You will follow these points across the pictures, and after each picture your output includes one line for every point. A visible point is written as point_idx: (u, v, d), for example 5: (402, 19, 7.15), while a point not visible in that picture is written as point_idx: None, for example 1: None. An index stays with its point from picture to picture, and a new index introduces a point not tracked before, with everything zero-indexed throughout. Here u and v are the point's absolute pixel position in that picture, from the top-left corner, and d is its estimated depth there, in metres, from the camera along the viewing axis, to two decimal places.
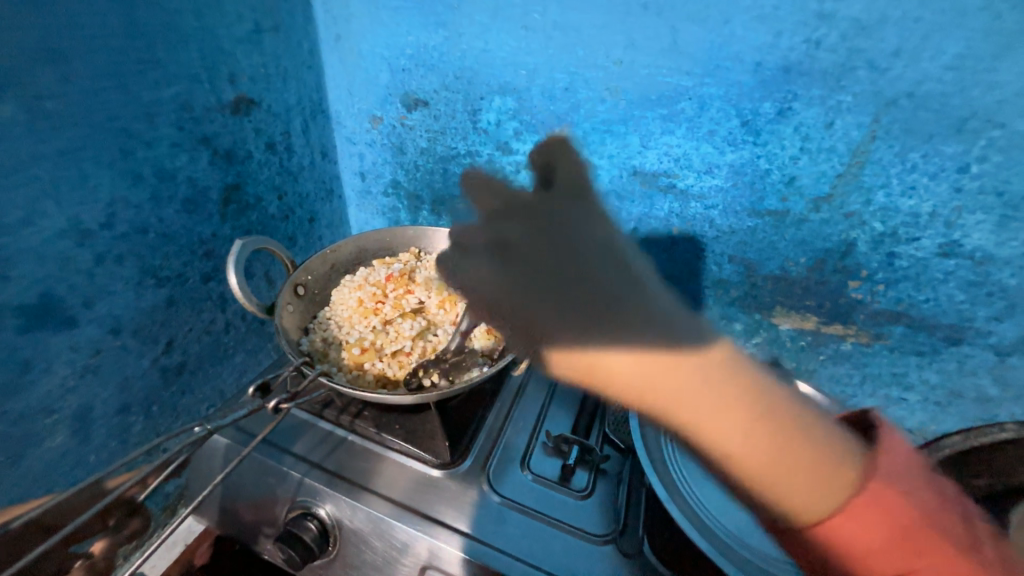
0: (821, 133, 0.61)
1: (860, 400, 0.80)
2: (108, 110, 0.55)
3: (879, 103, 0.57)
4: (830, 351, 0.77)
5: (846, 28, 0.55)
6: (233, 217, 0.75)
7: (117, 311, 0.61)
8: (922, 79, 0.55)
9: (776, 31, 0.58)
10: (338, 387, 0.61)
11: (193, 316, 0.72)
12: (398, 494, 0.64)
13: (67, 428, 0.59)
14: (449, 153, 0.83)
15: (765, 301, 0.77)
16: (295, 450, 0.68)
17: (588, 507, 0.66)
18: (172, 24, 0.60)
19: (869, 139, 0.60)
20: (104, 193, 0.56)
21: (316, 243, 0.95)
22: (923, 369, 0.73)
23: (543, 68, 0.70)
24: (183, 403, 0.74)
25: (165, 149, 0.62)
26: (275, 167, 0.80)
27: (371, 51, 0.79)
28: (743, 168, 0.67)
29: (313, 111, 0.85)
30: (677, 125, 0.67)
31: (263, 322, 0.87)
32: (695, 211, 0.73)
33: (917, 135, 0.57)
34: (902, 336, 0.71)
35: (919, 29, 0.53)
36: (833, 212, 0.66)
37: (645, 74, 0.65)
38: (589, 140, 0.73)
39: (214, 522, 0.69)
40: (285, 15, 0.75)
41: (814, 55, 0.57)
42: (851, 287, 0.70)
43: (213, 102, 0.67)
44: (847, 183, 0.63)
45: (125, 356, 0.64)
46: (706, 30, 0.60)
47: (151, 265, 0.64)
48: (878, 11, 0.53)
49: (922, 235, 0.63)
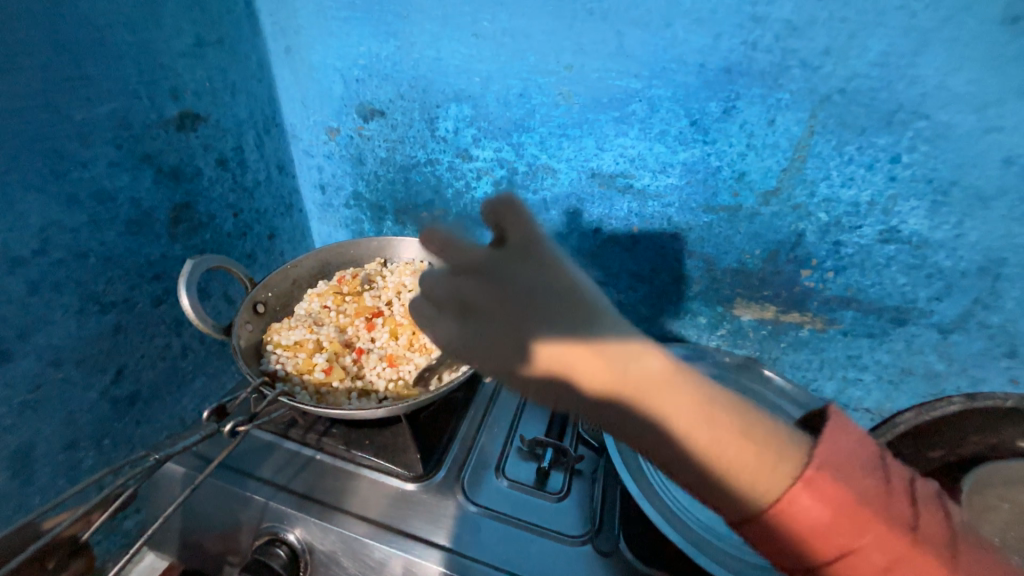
0: (765, 130, 0.64)
1: (821, 384, 0.83)
2: (35, 130, 0.52)
3: (814, 100, 0.60)
4: (790, 338, 0.80)
5: (779, 29, 0.58)
6: (185, 237, 0.72)
7: (57, 341, 0.58)
8: (851, 76, 0.58)
9: (715, 33, 0.60)
10: (302, 406, 0.60)
11: (145, 342, 0.69)
12: (372, 512, 0.62)
13: (6, 470, 0.56)
14: (409, 162, 0.83)
15: (726, 293, 0.80)
16: (261, 474, 0.66)
17: (565, 508, 0.66)
18: (103, 38, 0.57)
19: (808, 134, 0.62)
20: (35, 218, 0.54)
21: (278, 260, 0.92)
22: (875, 350, 0.76)
23: (496, 75, 0.71)
24: (138, 434, 0.70)
25: (103, 168, 0.59)
26: (228, 183, 0.78)
27: (322, 63, 0.77)
28: (696, 166, 0.69)
29: (267, 125, 0.83)
30: (630, 126, 0.69)
31: (224, 344, 0.84)
32: (653, 209, 0.75)
33: (851, 128, 0.61)
34: (854, 319, 0.74)
35: (845, 29, 0.56)
36: (781, 205, 0.68)
37: (595, 78, 0.67)
38: (547, 144, 0.74)
39: (177, 556, 0.66)
40: (230, 28, 0.73)
41: (752, 55, 0.60)
42: (804, 276, 0.73)
43: (154, 119, 0.64)
44: (792, 176, 0.66)
45: (69, 388, 0.60)
46: (650, 33, 0.62)
47: (93, 291, 0.61)
48: (807, 12, 0.56)
49: (863, 223, 0.66)
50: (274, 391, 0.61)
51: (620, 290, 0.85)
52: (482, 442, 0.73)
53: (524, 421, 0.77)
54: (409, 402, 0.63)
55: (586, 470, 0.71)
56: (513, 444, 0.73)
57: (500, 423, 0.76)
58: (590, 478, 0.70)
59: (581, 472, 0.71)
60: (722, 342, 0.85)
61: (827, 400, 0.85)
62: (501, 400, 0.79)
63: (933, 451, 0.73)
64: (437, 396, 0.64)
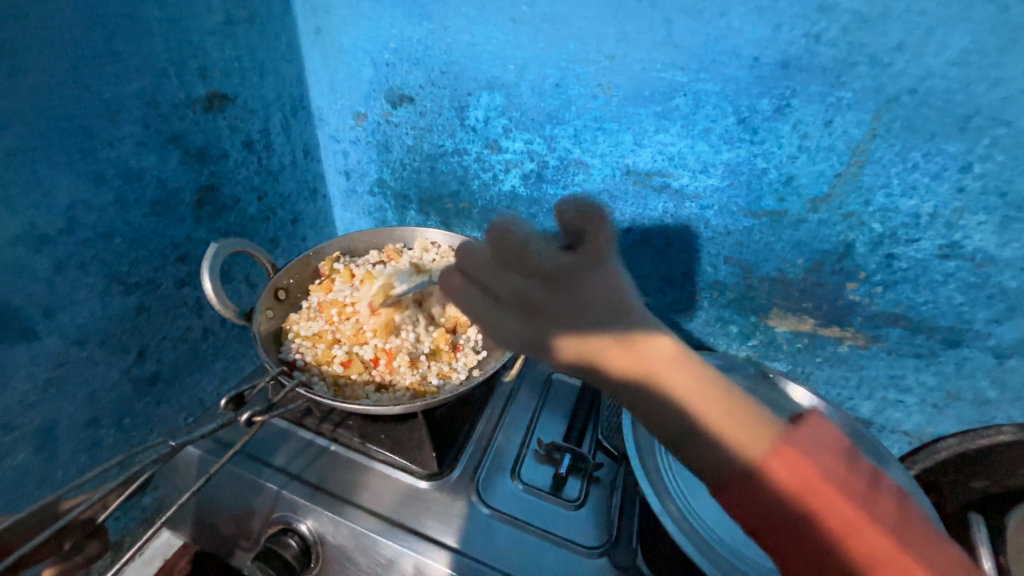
0: (820, 131, 0.59)
1: (857, 403, 0.79)
2: (63, 107, 0.51)
3: (879, 101, 0.55)
4: (827, 353, 0.76)
5: (847, 21, 0.53)
6: (209, 219, 0.71)
7: (81, 320, 0.58)
8: (925, 75, 0.53)
9: (774, 24, 0.55)
10: (318, 398, 0.58)
11: (167, 323, 0.69)
12: (383, 508, 0.61)
13: (30, 445, 0.56)
14: (436, 151, 0.80)
15: (761, 303, 0.75)
16: (275, 462, 0.65)
17: (581, 517, 0.64)
18: (133, 14, 0.56)
19: (869, 137, 0.58)
20: (62, 196, 0.53)
21: (300, 245, 0.91)
22: (921, 372, 0.71)
23: (533, 63, 0.67)
24: (158, 414, 0.71)
25: (130, 148, 0.58)
26: (254, 166, 0.76)
27: (353, 45, 0.75)
28: (740, 168, 0.65)
29: (294, 108, 0.81)
30: (672, 122, 0.65)
31: (244, 327, 0.83)
32: (690, 211, 0.71)
33: (919, 133, 0.55)
34: (900, 338, 0.69)
35: (923, 23, 0.51)
36: (831, 212, 0.64)
37: (638, 69, 0.63)
38: (581, 138, 0.70)
39: (191, 537, 0.67)
40: (261, 6, 0.71)
41: (813, 50, 0.55)
42: (849, 289, 0.68)
43: (182, 98, 0.63)
44: (847, 183, 0.61)
45: (92, 367, 0.61)
46: (701, 23, 0.58)
47: (117, 271, 0.60)
48: (880, 3, 0.51)
49: (922, 236, 0.61)
50: (292, 381, 0.60)
51: (648, 293, 0.81)
52: (498, 442, 0.71)
53: (542, 423, 0.75)
54: (427, 400, 0.62)
55: (605, 478, 0.69)
56: (530, 447, 0.71)
57: (516, 424, 0.74)
58: (608, 487, 0.68)
59: (599, 480, 0.68)
60: (752, 352, 0.81)
61: (861, 419, 0.80)
62: (518, 400, 0.77)
63: (975, 481, 0.69)
64: (455, 395, 0.62)
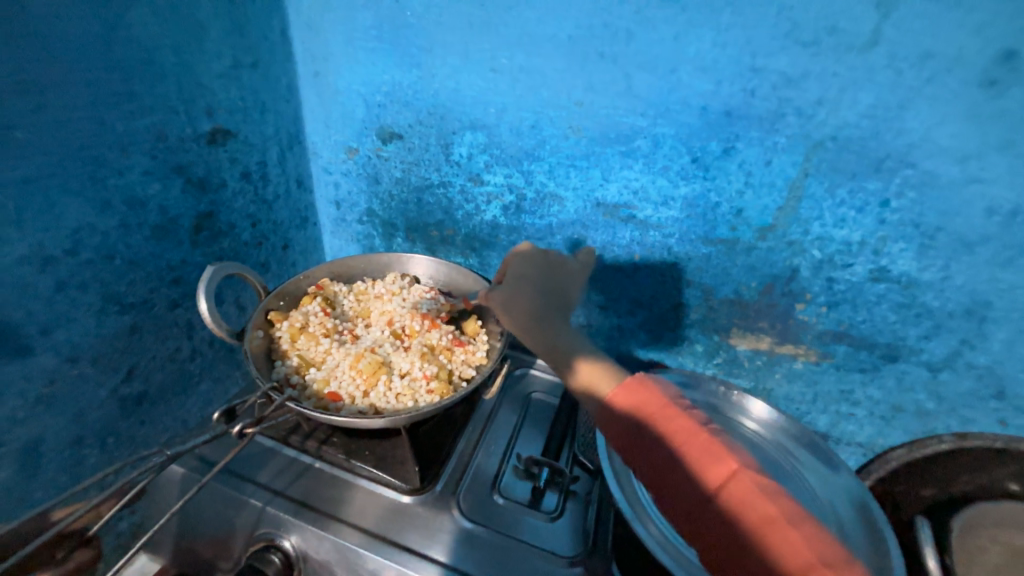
0: (762, 170, 0.67)
1: (815, 417, 0.85)
2: (78, 139, 0.56)
3: (808, 145, 0.64)
4: (784, 370, 0.82)
5: (776, 79, 0.62)
6: (205, 243, 0.75)
7: (76, 338, 0.60)
8: (843, 125, 0.62)
9: (717, 80, 0.64)
10: (306, 411, 0.61)
11: (158, 343, 0.71)
12: (367, 523, 0.63)
13: (15, 461, 0.57)
14: (423, 183, 0.86)
15: (722, 323, 0.82)
16: (259, 478, 0.67)
17: (558, 528, 0.67)
18: (150, 59, 0.62)
19: (802, 175, 0.66)
20: (70, 220, 0.57)
21: (289, 270, 0.95)
22: (868, 386, 0.78)
23: (511, 107, 0.75)
24: (142, 433, 0.72)
25: (137, 176, 0.63)
26: (249, 195, 0.81)
27: (348, 88, 0.82)
28: (696, 201, 0.73)
29: (290, 142, 0.87)
30: (635, 160, 0.73)
31: (232, 349, 0.86)
32: (654, 238, 0.78)
33: (843, 172, 0.64)
34: (846, 354, 0.76)
35: (837, 83, 0.60)
36: (776, 241, 0.72)
37: (604, 114, 0.71)
38: (556, 172, 0.78)
39: (169, 559, 0.66)
40: (265, 53, 0.78)
41: (750, 102, 0.64)
42: (798, 309, 0.76)
43: (188, 132, 0.69)
44: (787, 215, 0.69)
45: (83, 385, 0.62)
46: (657, 77, 0.67)
47: (115, 292, 0.63)
48: (802, 66, 0.61)
49: (855, 261, 0.69)
50: (281, 396, 0.63)
51: (620, 314, 0.87)
52: (479, 458, 0.74)
53: (521, 440, 0.79)
54: (412, 413, 0.65)
55: (581, 491, 0.72)
56: (510, 463, 0.75)
57: (497, 441, 0.77)
58: (584, 500, 0.71)
59: (575, 493, 0.72)
60: (717, 369, 0.87)
61: (820, 432, 0.86)
62: (499, 418, 0.81)
63: (926, 490, 0.77)
64: (437, 408, 0.66)
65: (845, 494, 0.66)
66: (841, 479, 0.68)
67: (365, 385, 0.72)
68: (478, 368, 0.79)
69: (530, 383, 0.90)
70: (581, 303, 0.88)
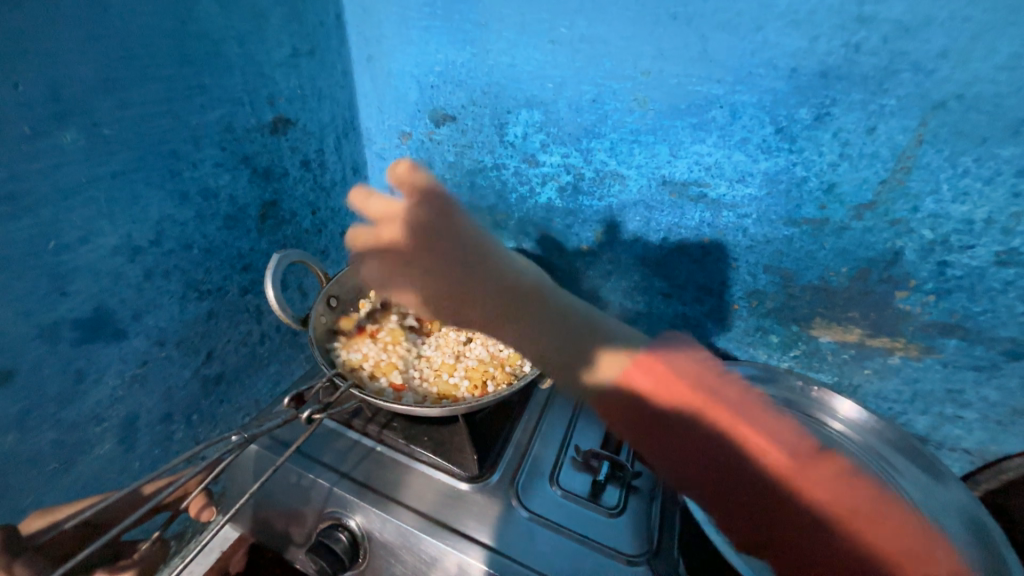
0: (863, 138, 0.59)
1: (911, 418, 0.75)
2: (158, 134, 0.58)
3: (925, 107, 0.55)
4: (876, 365, 0.73)
5: (888, 30, 0.53)
6: (270, 232, 0.78)
7: (162, 323, 0.64)
8: (973, 80, 0.52)
9: (812, 36, 0.56)
10: (369, 398, 0.62)
11: (231, 328, 0.75)
12: (426, 507, 0.63)
13: (115, 435, 0.62)
14: (476, 166, 0.84)
15: (803, 312, 0.74)
16: (325, 459, 0.69)
17: (620, 525, 0.64)
18: (216, 51, 0.63)
19: (915, 143, 0.57)
20: (153, 212, 0.60)
21: (347, 256, 0.97)
22: (982, 386, 0.68)
23: (570, 81, 0.70)
24: (221, 412, 0.76)
25: (209, 168, 0.65)
26: (309, 184, 0.83)
27: (401, 70, 0.81)
28: (778, 176, 0.65)
29: (346, 129, 0.88)
30: (708, 134, 0.66)
31: (297, 334, 0.89)
32: (727, 220, 0.71)
33: (968, 138, 0.55)
34: (957, 349, 0.67)
35: (968, 29, 0.50)
36: (876, 220, 0.63)
37: (674, 83, 0.65)
38: (617, 151, 0.73)
39: (248, 529, 0.70)
40: (321, 40, 0.78)
41: (853, 59, 0.56)
42: (899, 298, 0.66)
43: (253, 123, 0.70)
44: (892, 189, 0.60)
45: (170, 366, 0.67)
46: (737, 37, 0.59)
47: (193, 280, 0.67)
48: (922, 11, 0.51)
49: (976, 242, 0.59)
50: (345, 382, 0.64)
51: (685, 302, 0.81)
52: (536, 449, 0.73)
53: (578, 432, 0.76)
54: (469, 404, 0.64)
55: (644, 487, 0.69)
56: (568, 454, 0.73)
57: (554, 432, 0.75)
58: (647, 496, 0.68)
59: (637, 489, 0.69)
60: (794, 363, 0.79)
61: (916, 435, 0.77)
62: (555, 408, 0.79)
63: None
64: (493, 400, 0.64)
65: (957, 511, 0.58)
66: (950, 492, 0.59)
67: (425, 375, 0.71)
68: (535, 359, 0.76)
69: None
70: (641, 290, 0.83)
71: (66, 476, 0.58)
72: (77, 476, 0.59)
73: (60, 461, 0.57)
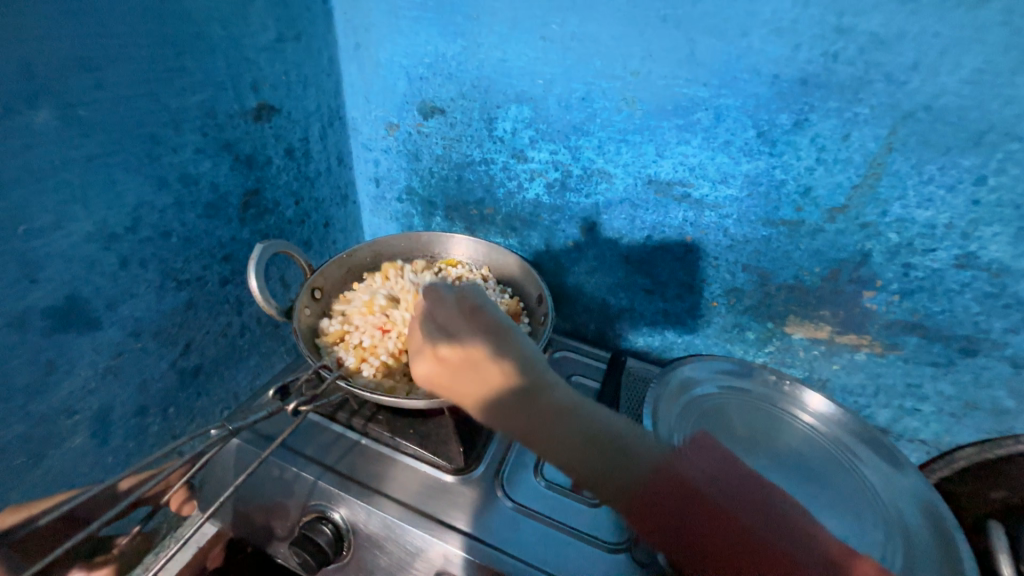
0: (838, 144, 0.61)
1: (874, 411, 0.80)
2: (137, 117, 0.56)
3: (896, 116, 0.58)
4: (844, 361, 0.77)
5: (864, 41, 0.56)
6: (252, 221, 0.76)
7: (138, 313, 0.62)
8: (940, 92, 0.55)
9: (794, 44, 0.58)
10: (355, 390, 0.62)
11: (211, 319, 0.73)
12: (412, 499, 0.64)
13: (87, 429, 0.60)
14: (464, 160, 0.84)
15: (778, 310, 0.77)
16: (308, 452, 0.68)
17: (602, 515, 0.65)
18: (199, 33, 0.61)
19: (886, 151, 0.60)
20: (130, 197, 0.58)
21: (331, 248, 0.96)
22: (938, 381, 0.72)
23: (561, 78, 0.71)
24: (199, 405, 0.75)
25: (189, 154, 0.63)
26: (293, 173, 0.81)
27: (389, 60, 0.80)
28: (759, 178, 0.67)
29: (331, 118, 0.86)
30: (694, 135, 0.68)
31: (279, 326, 0.87)
32: (709, 220, 0.73)
33: (934, 147, 0.58)
34: (917, 346, 0.71)
35: (937, 44, 0.53)
36: (848, 222, 0.66)
37: (662, 85, 0.66)
38: (605, 149, 0.74)
39: (228, 523, 0.69)
40: (307, 25, 0.76)
41: (832, 67, 0.58)
42: (866, 297, 0.70)
43: (236, 109, 0.68)
44: (864, 194, 0.63)
45: (145, 357, 0.65)
46: (724, 42, 0.61)
47: (171, 269, 0.65)
48: (896, 25, 0.54)
49: (938, 246, 0.63)
50: (331, 374, 0.64)
51: (666, 299, 0.84)
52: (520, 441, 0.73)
53: None
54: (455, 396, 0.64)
55: None
56: None
57: None
58: None
59: None
60: (769, 358, 0.83)
61: (878, 427, 0.81)
62: None
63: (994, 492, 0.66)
64: None
65: (910, 496, 0.63)
66: (908, 479, 0.64)
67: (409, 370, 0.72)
68: None
69: (567, 366, 0.88)
70: (624, 287, 0.85)
71: (36, 471, 0.56)
72: (46, 471, 0.57)
73: (27, 455, 0.55)
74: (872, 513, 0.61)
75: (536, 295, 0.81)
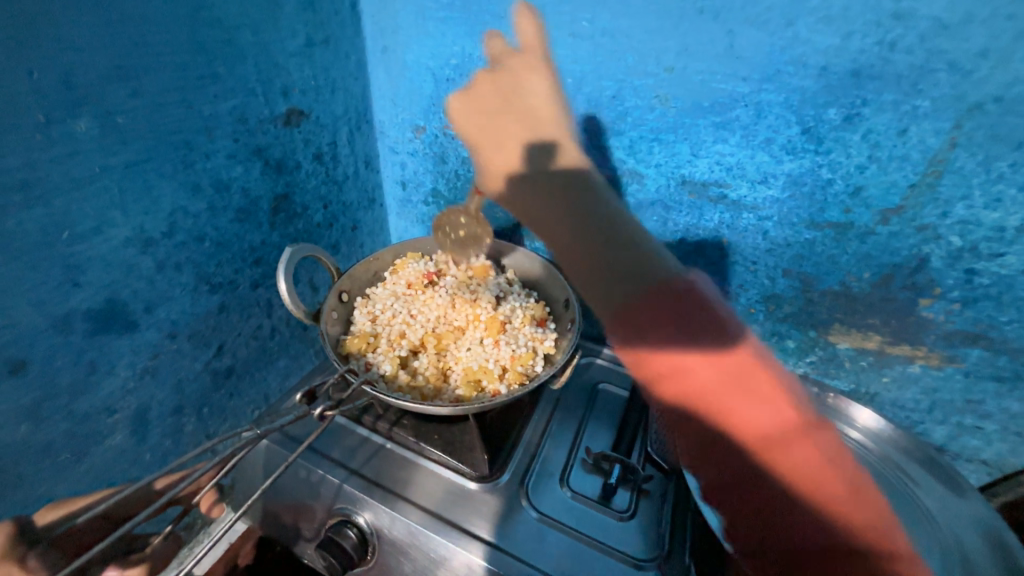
0: (894, 140, 0.57)
1: (929, 427, 0.74)
2: (172, 124, 0.57)
3: (960, 109, 0.53)
4: (895, 373, 0.72)
5: (925, 28, 0.51)
6: (282, 225, 0.77)
7: (174, 315, 0.64)
8: (1012, 81, 0.50)
9: (845, 32, 0.54)
10: (380, 395, 0.61)
11: (242, 322, 0.74)
12: (435, 506, 0.63)
13: (126, 427, 0.62)
14: None
15: (821, 317, 0.73)
16: (334, 455, 0.69)
17: (630, 529, 0.63)
18: (231, 41, 0.62)
19: (948, 146, 0.55)
20: (165, 203, 0.59)
21: (358, 251, 0.97)
22: (1003, 397, 0.66)
23: (590, 76, 0.69)
24: (231, 405, 0.76)
25: (222, 160, 0.64)
26: (321, 177, 0.82)
27: (416, 62, 0.79)
28: (802, 178, 0.63)
29: (358, 122, 0.86)
30: (731, 133, 0.64)
31: (307, 328, 0.89)
32: (747, 222, 0.69)
33: (1004, 142, 0.53)
34: (979, 359, 0.65)
35: (1011, 28, 0.48)
36: (903, 225, 0.61)
37: (698, 80, 0.63)
38: (636, 149, 0.71)
39: (257, 522, 0.70)
40: (336, 29, 0.77)
41: (888, 57, 0.54)
42: (922, 305, 0.65)
43: (266, 114, 0.69)
44: (921, 194, 0.58)
45: (180, 358, 0.66)
46: (767, 33, 0.57)
47: (205, 272, 0.66)
48: (962, 9, 0.49)
49: (1006, 251, 0.57)
50: (357, 378, 0.64)
51: None
52: (546, 450, 0.72)
53: (590, 433, 0.75)
54: (480, 403, 0.63)
55: (655, 490, 0.67)
56: (578, 456, 0.72)
57: (564, 433, 0.75)
58: (659, 500, 0.66)
59: (649, 493, 0.67)
60: (811, 369, 0.78)
61: (933, 445, 0.75)
62: (565, 409, 0.78)
63: None
64: (505, 400, 0.63)
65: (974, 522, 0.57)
66: (969, 504, 0.58)
67: (432, 375, 0.72)
68: (547, 359, 0.75)
69: (594, 372, 0.85)
70: None
71: (78, 467, 0.58)
72: (88, 467, 0.59)
73: (71, 452, 0.57)
74: (931, 539, 0.55)
75: (563, 300, 0.79)
